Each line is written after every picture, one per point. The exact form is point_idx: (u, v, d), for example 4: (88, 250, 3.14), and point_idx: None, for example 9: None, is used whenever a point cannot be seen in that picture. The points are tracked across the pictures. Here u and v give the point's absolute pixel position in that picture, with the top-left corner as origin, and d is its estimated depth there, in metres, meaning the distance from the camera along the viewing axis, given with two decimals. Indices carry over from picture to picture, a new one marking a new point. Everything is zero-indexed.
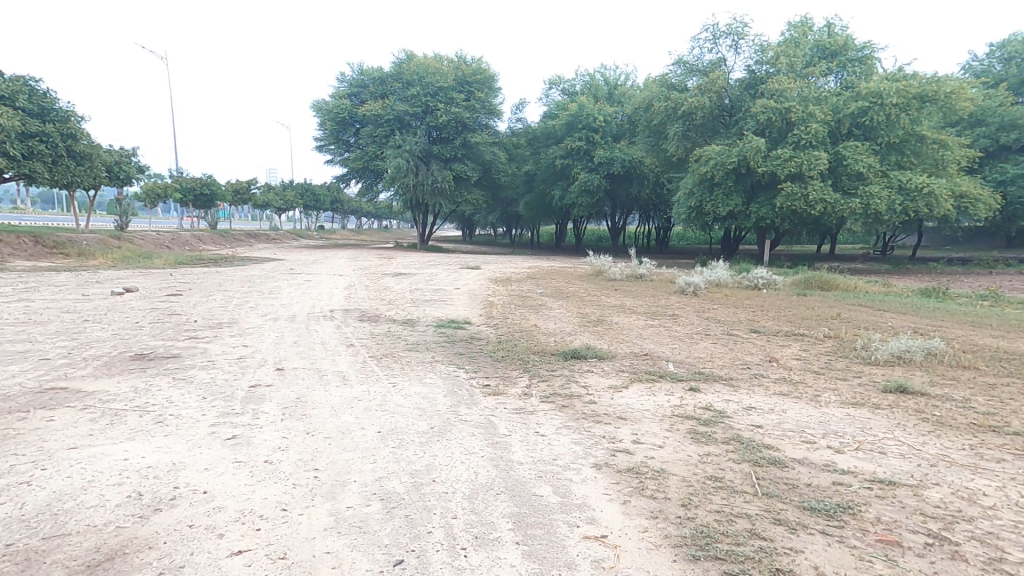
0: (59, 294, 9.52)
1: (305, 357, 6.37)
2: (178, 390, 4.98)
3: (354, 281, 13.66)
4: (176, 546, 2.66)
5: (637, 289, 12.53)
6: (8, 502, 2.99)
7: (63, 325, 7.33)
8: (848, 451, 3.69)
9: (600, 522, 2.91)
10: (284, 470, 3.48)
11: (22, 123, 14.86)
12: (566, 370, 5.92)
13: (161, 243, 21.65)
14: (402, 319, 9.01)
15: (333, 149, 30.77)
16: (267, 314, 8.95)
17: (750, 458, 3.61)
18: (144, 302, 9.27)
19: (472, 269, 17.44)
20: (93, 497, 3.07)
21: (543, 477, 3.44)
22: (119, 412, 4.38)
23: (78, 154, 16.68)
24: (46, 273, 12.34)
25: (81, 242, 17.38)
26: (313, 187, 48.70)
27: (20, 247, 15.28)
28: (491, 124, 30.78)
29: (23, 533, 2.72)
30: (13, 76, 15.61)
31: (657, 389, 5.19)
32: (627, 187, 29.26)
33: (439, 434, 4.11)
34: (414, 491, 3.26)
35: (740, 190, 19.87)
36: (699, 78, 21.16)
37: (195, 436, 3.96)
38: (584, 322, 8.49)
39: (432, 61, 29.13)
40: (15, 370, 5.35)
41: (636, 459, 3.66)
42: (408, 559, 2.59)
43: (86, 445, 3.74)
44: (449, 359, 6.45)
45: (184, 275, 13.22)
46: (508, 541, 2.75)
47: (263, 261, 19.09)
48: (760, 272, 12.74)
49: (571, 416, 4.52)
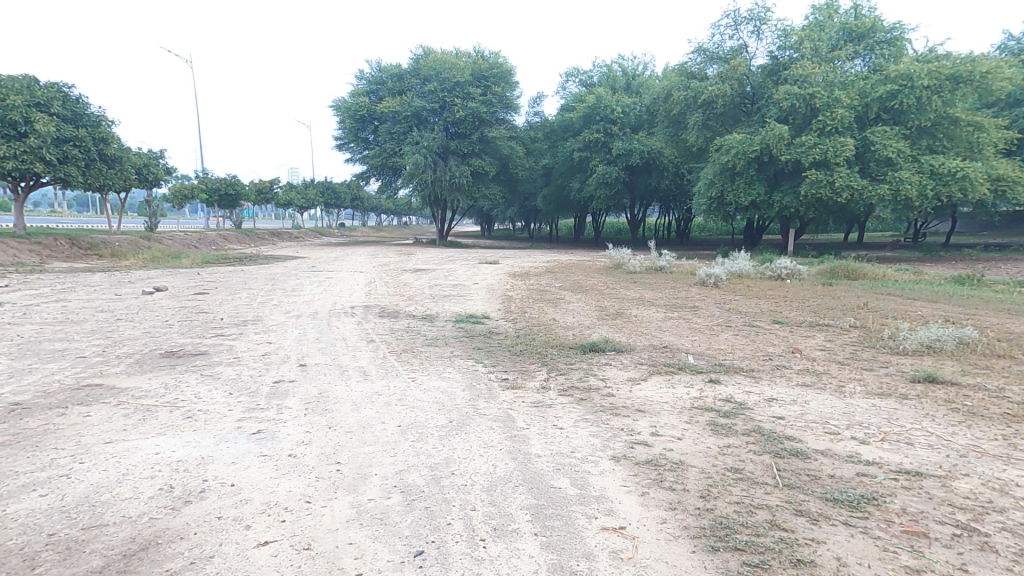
0: (93, 294, 9.87)
1: (327, 353, 6.48)
2: (206, 386, 5.12)
3: (374, 277, 13.86)
4: (205, 537, 2.74)
5: (657, 282, 12.35)
6: (50, 493, 3.12)
7: (99, 324, 7.59)
8: (872, 442, 3.58)
9: (618, 514, 2.89)
10: (307, 464, 3.56)
11: (57, 129, 15.34)
12: (584, 363, 5.90)
13: (189, 243, 22.20)
14: (421, 314, 9.08)
15: (352, 147, 31.00)
16: (290, 311, 9.14)
17: (772, 450, 3.53)
18: (172, 302, 9.52)
19: (490, 264, 17.51)
20: (127, 489, 3.19)
21: (562, 469, 3.43)
22: (150, 408, 4.52)
23: (108, 158, 17.28)
24: (83, 274, 12.84)
25: (114, 243, 17.94)
26: (333, 185, 49.46)
27: (58, 249, 15.91)
28: (508, 118, 30.72)
29: (64, 523, 2.84)
30: (47, 82, 16.10)
31: (676, 380, 5.14)
32: (646, 178, 28.99)
33: (457, 428, 4.14)
34: (433, 483, 3.29)
35: (762, 178, 19.42)
36: (719, 66, 20.75)
37: (223, 430, 4.07)
38: (602, 316, 8.42)
39: (450, 56, 29.07)
40: (53, 368, 5.57)
41: (654, 452, 3.62)
42: (428, 550, 2.62)
43: (121, 440, 3.87)
44: (468, 353, 6.48)
45: (211, 274, 13.55)
46: (527, 533, 2.75)
47: (285, 259, 19.48)
48: (783, 262, 12.46)
49: (589, 409, 4.50)
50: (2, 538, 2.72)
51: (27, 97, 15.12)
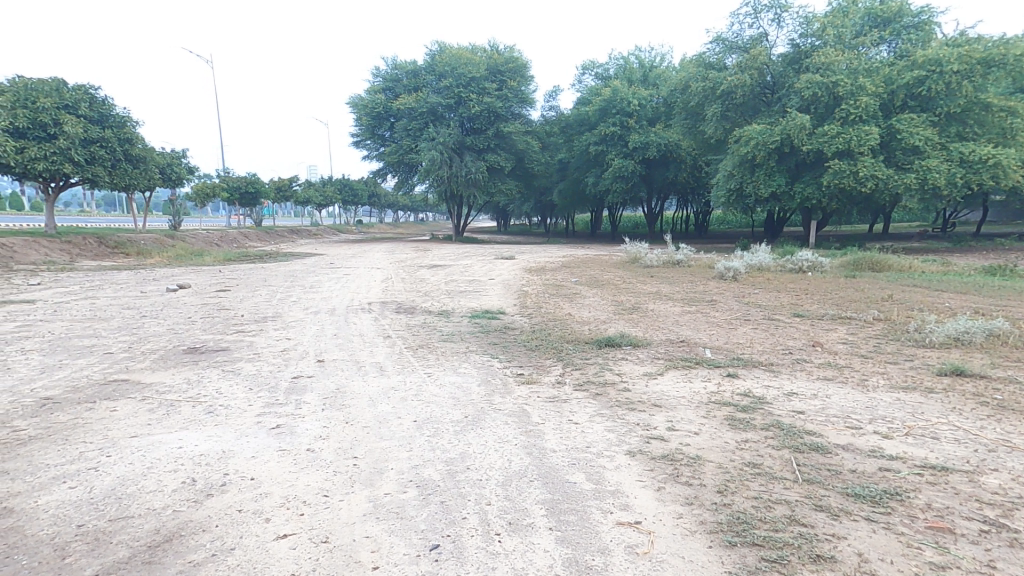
0: (120, 292, 10.13)
1: (345, 349, 6.54)
2: (227, 382, 5.22)
3: (391, 273, 13.96)
4: (227, 529, 2.79)
5: (674, 275, 12.20)
6: (78, 486, 3.22)
7: (125, 321, 7.80)
8: (896, 437, 3.48)
9: (634, 509, 2.86)
10: (325, 458, 3.60)
11: (84, 130, 15.77)
12: (600, 358, 5.87)
13: (211, 241, 22.66)
14: (437, 310, 9.12)
15: (369, 144, 31.17)
16: (309, 307, 9.27)
17: (792, 445, 3.45)
18: (195, 299, 9.72)
19: (505, 260, 17.50)
20: (152, 482, 3.27)
21: (576, 464, 3.41)
22: (174, 403, 4.63)
23: (133, 158, 17.69)
24: (109, 272, 13.16)
25: (139, 242, 18.41)
26: (350, 182, 49.98)
27: (87, 248, 16.38)
28: (524, 113, 30.67)
29: (92, 514, 2.93)
30: (74, 84, 16.54)
31: (693, 375, 5.08)
32: (663, 171, 28.65)
33: (473, 423, 4.14)
34: (448, 478, 3.30)
35: (783, 169, 19.02)
36: (738, 55, 20.33)
37: (243, 425, 4.15)
38: (618, 310, 8.36)
39: (465, 52, 29.10)
40: (82, 363, 5.74)
41: (670, 446, 3.58)
42: (443, 544, 2.63)
43: (146, 434, 3.97)
44: (483, 348, 6.49)
45: (232, 271, 13.80)
46: (542, 528, 2.74)
47: (303, 256, 19.80)
48: (804, 255, 12.22)
49: (604, 404, 4.47)
50: (35, 528, 2.82)
51: (55, 99, 15.58)
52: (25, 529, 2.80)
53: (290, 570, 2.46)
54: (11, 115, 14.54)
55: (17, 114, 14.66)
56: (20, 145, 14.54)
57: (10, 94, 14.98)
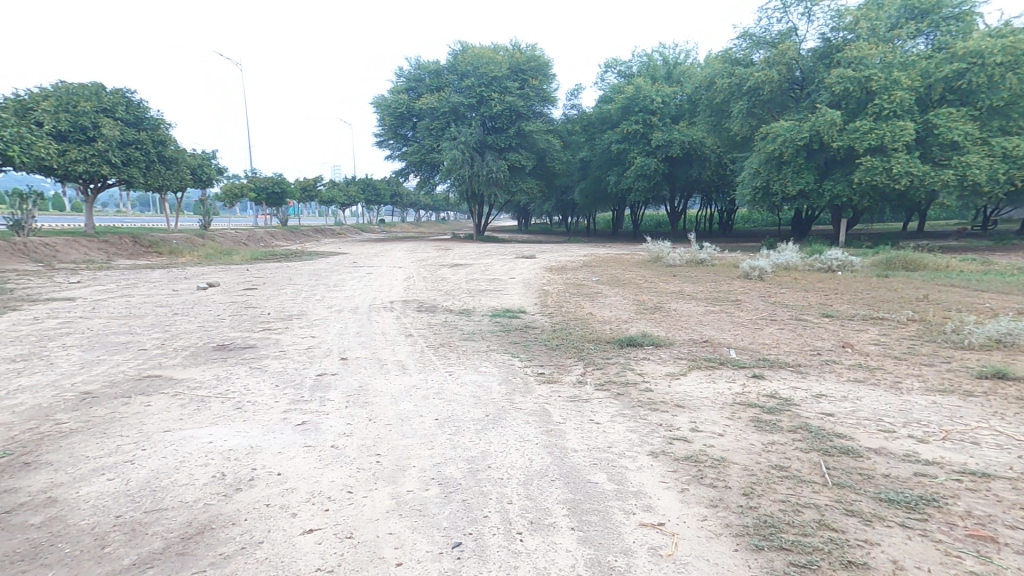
0: (153, 290, 10.47)
1: (367, 348, 6.63)
2: (255, 379, 5.35)
3: (412, 272, 14.09)
4: (255, 523, 2.86)
5: (697, 275, 12.03)
6: (116, 477, 3.34)
7: (158, 318, 8.05)
8: (933, 441, 3.37)
9: (657, 510, 2.84)
10: (349, 455, 3.66)
11: (121, 133, 16.32)
12: (622, 358, 5.82)
13: (239, 240, 23.22)
14: (458, 309, 9.18)
15: (392, 144, 31.50)
16: (332, 306, 9.42)
17: (821, 448, 3.37)
18: (224, 297, 9.95)
19: (526, 259, 17.50)
20: (184, 475, 3.37)
21: (598, 464, 3.39)
22: (204, 399, 4.77)
23: (167, 159, 18.22)
24: (143, 271, 13.58)
25: (171, 241, 18.96)
26: (374, 182, 50.61)
27: (123, 247, 16.94)
28: (546, 112, 30.64)
29: (129, 506, 3.03)
30: (112, 89, 17.13)
31: (717, 375, 5.01)
32: (687, 169, 28.27)
33: (494, 422, 4.16)
34: (470, 476, 3.32)
35: (812, 167, 18.59)
36: (766, 51, 19.93)
37: (270, 421, 4.24)
38: (640, 309, 8.29)
39: (487, 51, 29.20)
40: (118, 359, 5.95)
41: (694, 448, 3.53)
42: (465, 541, 2.65)
43: (178, 429, 4.09)
44: (504, 347, 6.50)
45: (259, 270, 14.10)
46: (564, 527, 2.73)
47: (328, 255, 20.14)
48: (833, 254, 11.92)
49: (626, 404, 4.44)
50: (76, 518, 2.93)
51: (94, 104, 16.16)
52: (67, 519, 2.92)
53: (316, 564, 2.51)
54: (54, 119, 15.13)
55: (59, 118, 15.27)
56: (62, 148, 15.13)
57: (52, 99, 15.60)
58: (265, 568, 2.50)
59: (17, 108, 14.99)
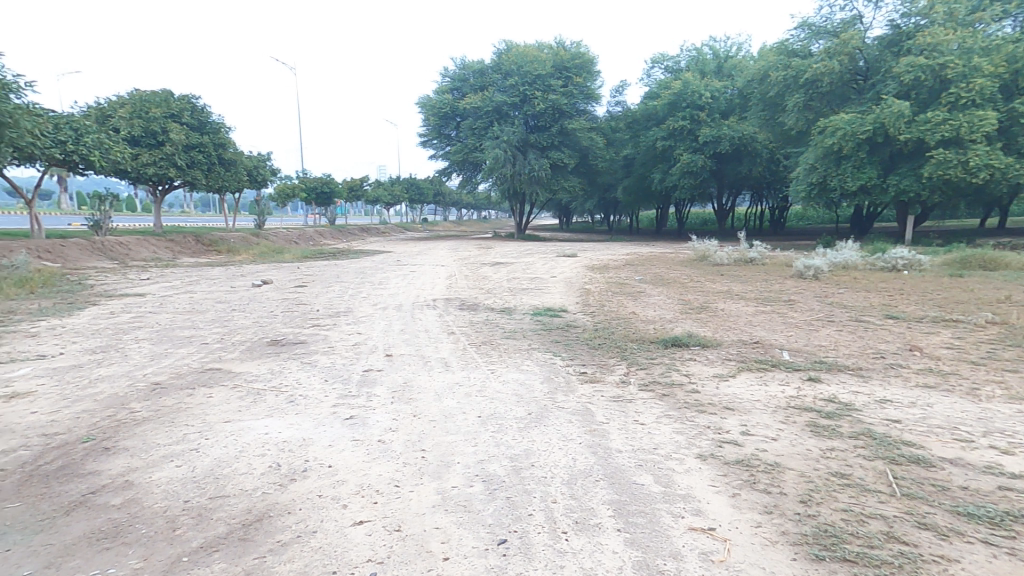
0: (213, 286, 11.06)
1: (411, 345, 6.76)
2: (305, 373, 5.56)
3: (455, 271, 14.28)
4: (309, 513, 2.98)
5: (748, 274, 11.67)
6: (183, 464, 3.55)
7: (218, 314, 8.49)
8: (1017, 453, 3.16)
9: (707, 514, 2.79)
10: (395, 450, 3.75)
11: (186, 137, 17.27)
12: (667, 358, 5.72)
13: (290, 239, 24.16)
14: (500, 307, 9.25)
15: (435, 144, 31.99)
16: (378, 303, 9.68)
17: (886, 456, 3.22)
18: (277, 294, 10.37)
19: (568, 257, 17.44)
20: (243, 465, 3.54)
21: (643, 466, 3.36)
22: (260, 391, 5.00)
23: (227, 161, 19.13)
24: (204, 268, 14.34)
25: (229, 240, 19.91)
26: (417, 181, 51.55)
27: (186, 245, 17.92)
28: (589, 109, 30.41)
29: (195, 492, 3.22)
30: (180, 95, 18.15)
31: (769, 378, 4.85)
32: (736, 165, 27.43)
33: (536, 421, 4.17)
34: (513, 474, 3.35)
35: (874, 161, 17.66)
36: (827, 41, 19.11)
37: (320, 415, 4.40)
38: (686, 309, 8.11)
39: (532, 50, 29.27)
40: (182, 352, 6.31)
41: (745, 451, 3.44)
42: (511, 539, 2.68)
43: (237, 420, 4.31)
44: (545, 346, 6.50)
45: (309, 268, 14.63)
46: (610, 528, 2.72)
47: (373, 254, 20.67)
48: (899, 252, 11.31)
49: (672, 405, 4.36)
50: (149, 501, 3.14)
51: (164, 109, 17.18)
52: (142, 501, 3.13)
53: (367, 555, 2.59)
54: (128, 125, 16.18)
55: (132, 124, 16.33)
56: (135, 152, 16.15)
57: (128, 106, 16.68)
58: (320, 556, 2.60)
59: (97, 116, 16.12)
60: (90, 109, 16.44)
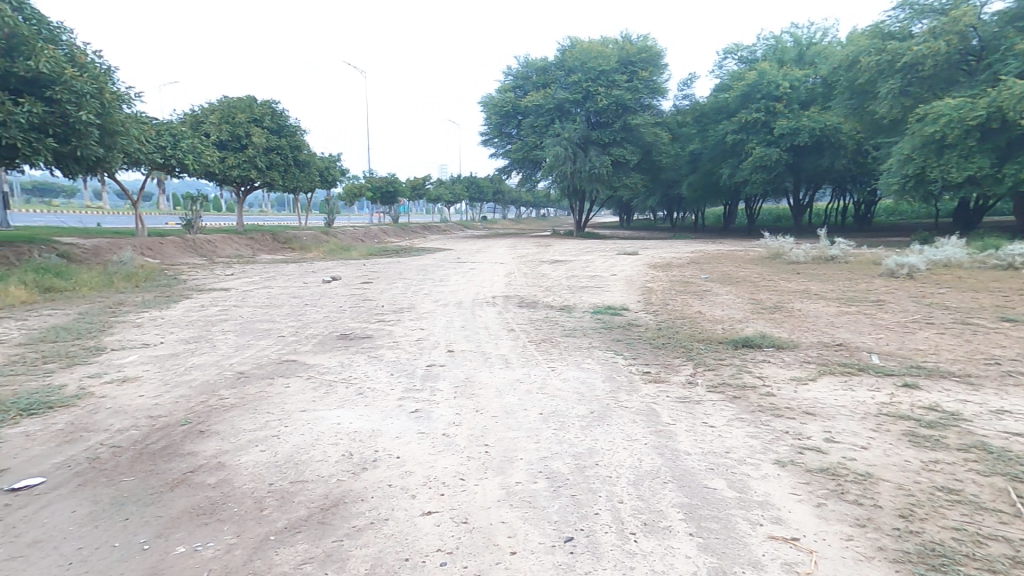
0: (288, 282, 11.71)
1: (471, 341, 6.86)
2: (372, 367, 5.77)
3: (513, 268, 14.37)
4: (380, 501, 3.09)
5: (829, 272, 11.02)
6: (265, 449, 3.78)
7: (292, 308, 8.97)
8: None
9: (789, 523, 2.65)
10: (459, 443, 3.82)
11: (266, 140, 18.37)
12: (737, 359, 5.50)
13: (357, 237, 25.17)
14: (560, 305, 9.22)
15: (497, 142, 32.36)
16: (439, 300, 9.89)
17: (1005, 472, 2.95)
18: (345, 290, 10.82)
19: (628, 255, 17.15)
20: (318, 452, 3.72)
21: (715, 469, 3.24)
22: (331, 383, 5.23)
23: (301, 163, 20.18)
24: (280, 265, 15.21)
25: (302, 237, 21.01)
26: (478, 180, 52.28)
27: (264, 243, 19.05)
28: (654, 104, 29.63)
29: (277, 476, 3.41)
30: (262, 101, 19.31)
31: (855, 383, 4.55)
32: (817, 158, 26.03)
33: (599, 419, 4.12)
34: (577, 472, 3.32)
35: (984, 150, 16.12)
36: (932, 20, 17.82)
37: (387, 407, 4.55)
38: (758, 309, 7.76)
39: (597, 46, 29.00)
40: (262, 344, 6.72)
41: (831, 460, 3.25)
42: (577, 537, 2.66)
43: (312, 409, 4.53)
44: (606, 345, 6.41)
45: (374, 265, 15.18)
46: (681, 532, 2.64)
47: (434, 251, 21.15)
48: (1016, 248, 10.26)
49: (744, 408, 4.18)
50: (237, 482, 3.35)
51: (248, 114, 18.35)
52: (232, 481, 3.35)
53: (436, 545, 2.65)
54: (218, 130, 17.42)
55: (220, 129, 17.55)
56: (222, 155, 17.36)
57: (217, 112, 17.94)
58: (392, 543, 2.69)
59: (191, 122, 17.48)
60: (185, 116, 17.81)
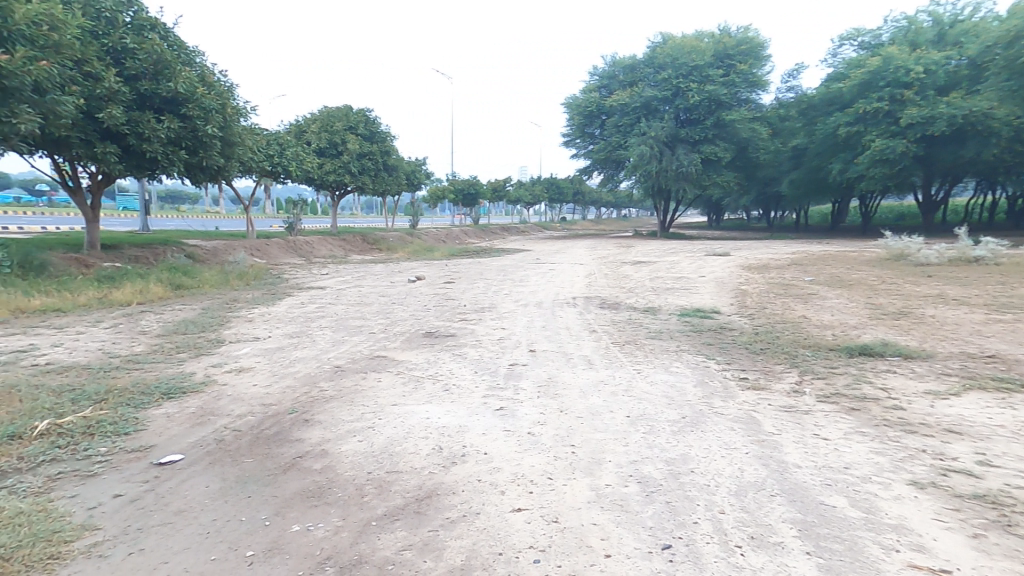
0: (377, 281, 12.24)
1: (553, 342, 6.79)
2: (457, 364, 5.85)
3: (594, 270, 14.17)
4: (471, 495, 3.08)
5: (967, 276, 9.91)
6: (360, 439, 3.90)
7: (380, 306, 9.36)
8: None
9: (932, 553, 2.37)
10: (545, 443, 3.75)
11: (360, 147, 19.36)
12: (851, 369, 5.05)
13: (439, 239, 25.91)
14: (644, 307, 8.96)
15: (578, 143, 32.28)
16: (520, 300, 9.92)
17: None
18: (429, 290, 11.14)
19: (718, 257, 16.39)
20: (410, 445, 3.79)
21: (832, 486, 2.96)
22: (419, 379, 5.35)
23: (391, 167, 21.06)
24: (371, 265, 15.93)
25: (388, 238, 21.92)
26: (557, 181, 52.29)
27: (354, 243, 20.05)
28: (753, 98, 28.77)
29: (373, 465, 3.51)
30: (358, 109, 20.36)
31: (1011, 401, 4.03)
32: (952, 149, 23.39)
33: (692, 425, 3.91)
34: (672, 478, 3.15)
35: None
36: None
37: (472, 404, 4.58)
38: (876, 315, 7.11)
39: (692, 41, 28.31)
40: (355, 339, 7.04)
41: (986, 486, 2.88)
42: (676, 545, 2.51)
43: (402, 404, 4.65)
44: (697, 348, 6.13)
45: (456, 266, 15.52)
46: (796, 550, 2.43)
47: (514, 252, 21.28)
48: None
49: (864, 421, 3.82)
50: (336, 469, 3.47)
51: (345, 122, 19.44)
52: (333, 468, 3.48)
53: (529, 542, 2.60)
54: (319, 138, 18.61)
55: (320, 137, 18.72)
56: (321, 161, 18.49)
57: (319, 122, 19.15)
58: (485, 537, 2.66)
59: (296, 131, 18.79)
60: (290, 126, 19.15)
